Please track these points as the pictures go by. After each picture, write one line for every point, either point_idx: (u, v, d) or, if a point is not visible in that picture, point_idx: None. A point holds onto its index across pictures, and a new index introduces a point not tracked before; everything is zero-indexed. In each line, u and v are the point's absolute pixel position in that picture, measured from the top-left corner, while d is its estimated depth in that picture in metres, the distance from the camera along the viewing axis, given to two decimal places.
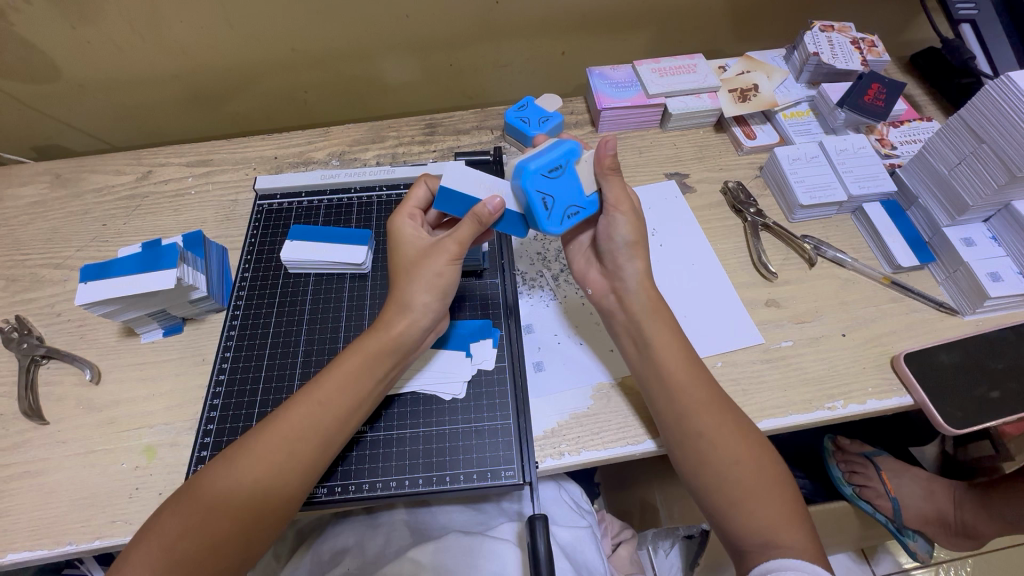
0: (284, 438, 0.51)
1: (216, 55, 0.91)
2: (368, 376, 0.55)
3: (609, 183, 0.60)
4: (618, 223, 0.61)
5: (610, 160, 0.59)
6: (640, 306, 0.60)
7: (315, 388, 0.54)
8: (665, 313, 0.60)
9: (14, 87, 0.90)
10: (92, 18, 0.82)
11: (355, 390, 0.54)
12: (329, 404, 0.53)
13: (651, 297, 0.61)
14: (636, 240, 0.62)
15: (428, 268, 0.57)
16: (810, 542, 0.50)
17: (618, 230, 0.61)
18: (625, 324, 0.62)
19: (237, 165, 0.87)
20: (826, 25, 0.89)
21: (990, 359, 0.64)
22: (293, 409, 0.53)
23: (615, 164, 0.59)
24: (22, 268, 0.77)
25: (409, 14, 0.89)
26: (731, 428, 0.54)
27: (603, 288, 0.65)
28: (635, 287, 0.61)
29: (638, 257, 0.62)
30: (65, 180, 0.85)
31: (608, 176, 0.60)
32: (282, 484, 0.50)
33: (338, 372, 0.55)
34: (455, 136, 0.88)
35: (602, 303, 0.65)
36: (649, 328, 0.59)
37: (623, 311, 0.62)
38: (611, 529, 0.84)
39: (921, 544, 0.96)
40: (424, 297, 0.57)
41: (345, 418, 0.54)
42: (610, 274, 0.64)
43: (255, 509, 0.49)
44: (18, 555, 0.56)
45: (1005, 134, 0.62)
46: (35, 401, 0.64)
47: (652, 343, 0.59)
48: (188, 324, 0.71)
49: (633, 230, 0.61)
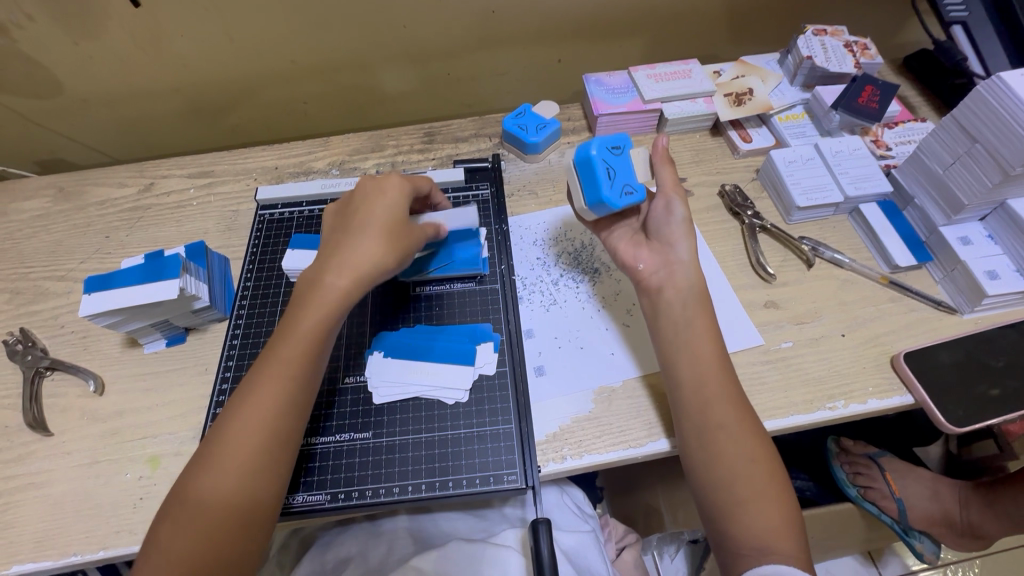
0: (259, 420, 0.50)
1: (217, 68, 0.92)
2: (323, 337, 0.55)
3: (662, 168, 0.67)
4: (675, 202, 0.66)
5: (664, 151, 0.68)
6: (690, 283, 0.62)
7: (273, 361, 0.53)
8: (706, 299, 0.61)
9: (17, 102, 0.92)
10: (94, 33, 0.83)
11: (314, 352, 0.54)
12: (291, 376, 0.53)
13: (699, 277, 0.62)
14: (690, 218, 0.65)
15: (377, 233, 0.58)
16: (803, 554, 0.50)
17: (673, 207, 0.65)
18: (671, 302, 0.62)
19: (238, 176, 0.87)
20: (819, 30, 0.89)
21: (991, 356, 0.64)
22: (255, 390, 0.52)
23: (668, 155, 0.68)
24: (27, 281, 0.77)
25: (406, 25, 0.90)
26: (745, 427, 0.54)
27: (654, 264, 0.65)
28: (688, 262, 0.63)
29: (690, 236, 0.64)
30: (68, 194, 0.86)
31: (661, 163, 0.68)
32: (269, 465, 0.50)
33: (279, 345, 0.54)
34: (454, 144, 0.89)
35: (653, 278, 0.64)
36: (692, 308, 0.61)
37: (673, 286, 0.62)
38: (614, 533, 0.84)
39: (927, 545, 0.95)
40: (374, 248, 0.58)
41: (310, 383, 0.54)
42: (660, 250, 0.65)
43: (248, 498, 0.49)
44: (24, 566, 0.56)
45: (997, 133, 0.63)
46: (40, 412, 0.65)
47: (692, 323, 0.60)
48: (191, 334, 0.71)
49: (688, 210, 0.66)
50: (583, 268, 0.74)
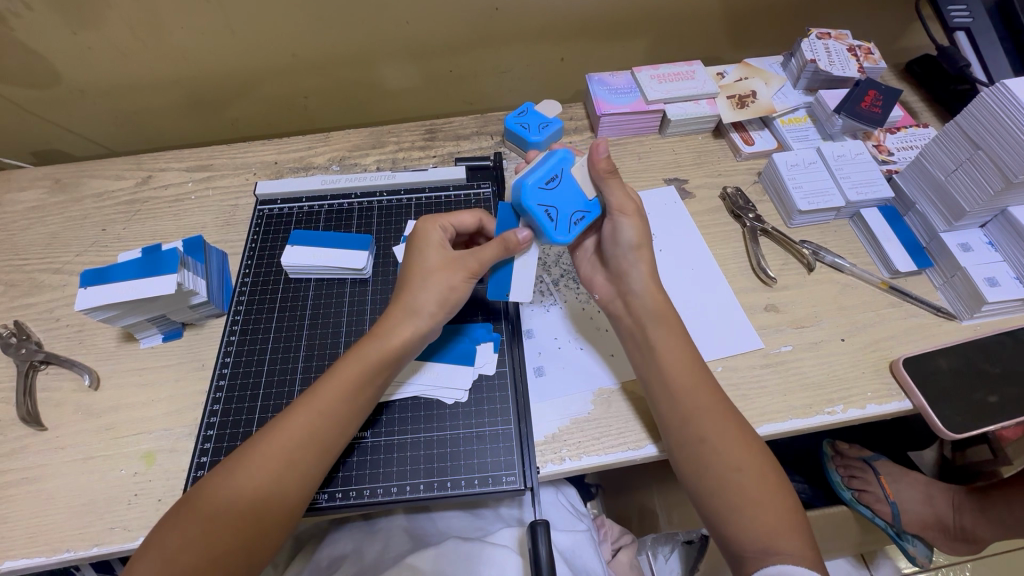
0: (288, 444, 0.51)
1: (217, 61, 0.91)
2: (369, 381, 0.55)
3: (609, 186, 0.60)
4: (622, 226, 0.62)
5: (605, 162, 0.59)
6: (647, 310, 0.61)
7: (314, 397, 0.53)
8: (673, 319, 0.61)
9: (14, 92, 0.91)
10: (93, 23, 0.82)
11: (356, 393, 0.54)
12: (326, 412, 0.53)
13: (660, 302, 0.61)
14: (641, 242, 0.62)
15: (438, 280, 0.58)
16: (809, 549, 0.50)
17: (623, 233, 0.62)
18: (630, 329, 0.63)
19: (237, 170, 0.87)
20: (823, 33, 0.89)
21: (988, 363, 0.64)
22: (289, 419, 0.52)
23: (610, 167, 0.59)
24: (21, 273, 0.76)
25: (409, 21, 0.89)
26: (740, 431, 0.55)
27: (610, 293, 0.66)
28: (643, 291, 0.62)
29: (643, 259, 0.62)
30: (65, 185, 0.85)
31: (607, 179, 0.60)
32: (287, 492, 0.50)
33: (337, 379, 0.54)
34: (456, 142, 0.89)
35: (610, 308, 0.66)
36: (655, 332, 0.60)
37: (630, 315, 0.63)
38: (611, 534, 0.83)
39: (920, 548, 0.96)
40: (431, 304, 0.57)
41: (346, 422, 0.54)
42: (616, 278, 0.65)
43: (257, 517, 0.48)
44: (15, 562, 0.55)
45: (1001, 140, 0.63)
46: (34, 407, 0.64)
47: (657, 346, 0.60)
48: (187, 330, 0.70)
49: (638, 232, 0.62)
50: None
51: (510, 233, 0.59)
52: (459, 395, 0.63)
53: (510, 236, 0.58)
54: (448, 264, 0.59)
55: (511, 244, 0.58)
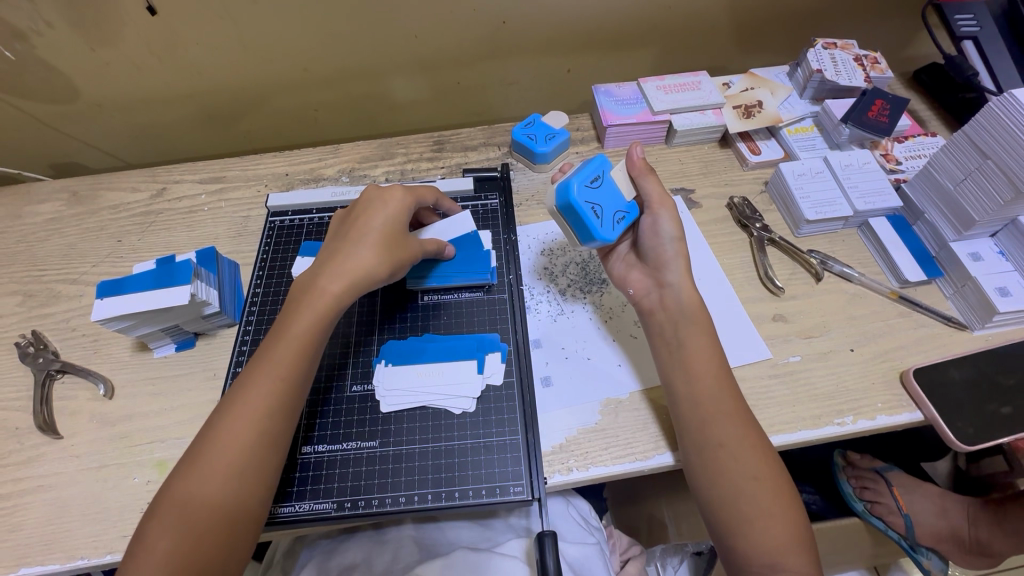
0: (248, 427, 0.51)
1: (231, 77, 0.94)
2: (314, 346, 0.56)
3: (646, 181, 0.65)
4: (662, 219, 0.64)
5: (640, 162, 0.66)
6: (681, 304, 0.62)
7: (339, 258, 0.60)
8: (705, 318, 0.61)
9: (34, 107, 0.93)
10: (110, 40, 0.84)
11: (306, 359, 0.55)
12: (283, 378, 0.54)
13: (693, 297, 0.62)
14: (680, 235, 0.64)
15: (373, 244, 0.61)
16: (812, 565, 0.50)
17: (663, 226, 0.65)
18: (662, 324, 0.62)
19: (249, 182, 0.88)
20: (829, 43, 0.90)
21: (1002, 374, 0.64)
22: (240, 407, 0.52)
23: (646, 166, 0.66)
24: (40, 284, 0.78)
25: (418, 35, 0.91)
26: (747, 443, 0.54)
27: (645, 287, 0.66)
28: (679, 283, 0.63)
29: (682, 253, 0.64)
30: (82, 198, 0.87)
31: (644, 175, 0.66)
32: (259, 465, 0.51)
33: (288, 339, 0.55)
34: (463, 153, 0.90)
35: (645, 302, 0.65)
36: (686, 330, 0.60)
37: (664, 309, 0.63)
38: (619, 545, 0.83)
39: (934, 561, 0.93)
40: (368, 258, 0.60)
41: (347, 302, 0.59)
42: (653, 271, 0.65)
43: (234, 500, 0.49)
44: (31, 569, 0.56)
45: (1009, 150, 0.63)
46: (50, 415, 0.65)
47: (686, 344, 0.60)
48: (200, 339, 0.72)
49: (676, 225, 0.65)
50: (591, 279, 0.74)
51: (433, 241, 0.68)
52: (462, 403, 0.63)
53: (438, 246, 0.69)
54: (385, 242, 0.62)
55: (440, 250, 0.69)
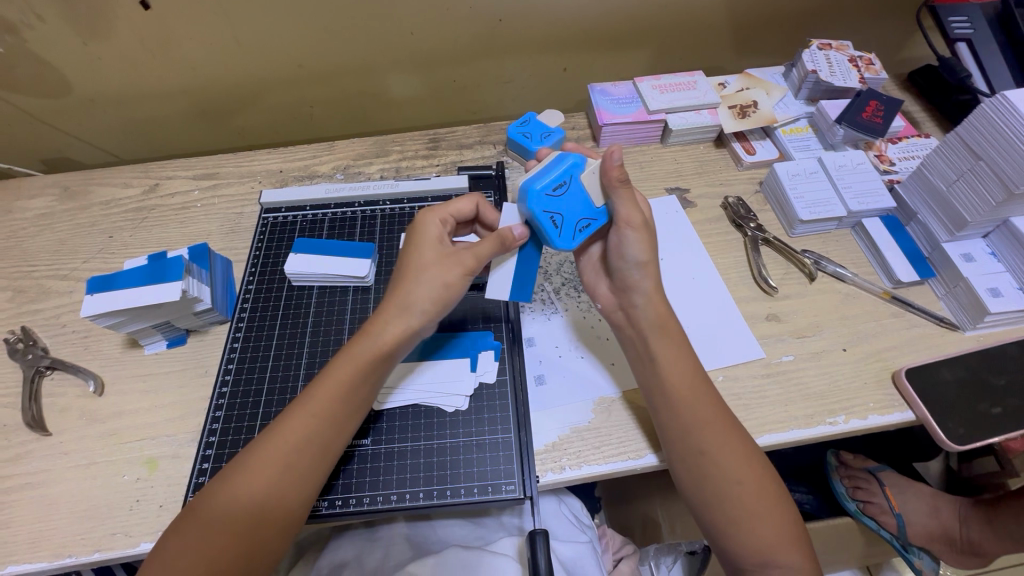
0: (278, 458, 0.50)
1: (225, 73, 0.93)
2: (357, 391, 0.54)
3: (619, 198, 0.58)
4: (628, 241, 0.60)
5: (617, 172, 0.57)
6: (648, 324, 0.60)
7: (399, 295, 0.56)
8: (674, 331, 0.60)
9: (25, 101, 0.92)
10: (104, 35, 0.83)
11: (351, 398, 0.54)
12: (323, 413, 0.53)
13: (660, 313, 0.60)
14: (647, 259, 0.60)
15: (434, 274, 0.56)
16: (805, 564, 0.50)
17: (629, 248, 0.60)
18: (633, 340, 0.62)
19: (243, 178, 0.88)
20: (824, 44, 0.90)
21: (992, 374, 0.64)
22: (272, 442, 0.51)
23: (623, 175, 0.57)
24: (29, 279, 0.77)
25: (413, 31, 0.91)
26: (735, 445, 0.54)
27: (612, 304, 0.65)
28: (645, 305, 0.61)
29: (650, 276, 0.61)
30: (73, 193, 0.86)
31: (618, 189, 0.57)
32: (284, 499, 0.50)
33: (331, 380, 0.54)
34: (458, 151, 0.90)
35: (613, 318, 0.65)
36: (656, 344, 0.59)
37: (632, 327, 0.62)
38: (613, 544, 0.83)
39: (927, 561, 0.92)
40: (425, 300, 0.55)
41: (403, 349, 0.56)
42: (620, 290, 0.64)
43: (256, 534, 0.48)
44: (17, 567, 0.56)
45: (1002, 151, 0.63)
46: (38, 412, 0.65)
47: (657, 358, 0.59)
48: (191, 336, 0.71)
49: (645, 249, 0.60)
50: None
51: (506, 230, 0.58)
52: (454, 403, 0.63)
53: (506, 232, 0.57)
54: (442, 260, 0.57)
55: (508, 239, 0.57)
